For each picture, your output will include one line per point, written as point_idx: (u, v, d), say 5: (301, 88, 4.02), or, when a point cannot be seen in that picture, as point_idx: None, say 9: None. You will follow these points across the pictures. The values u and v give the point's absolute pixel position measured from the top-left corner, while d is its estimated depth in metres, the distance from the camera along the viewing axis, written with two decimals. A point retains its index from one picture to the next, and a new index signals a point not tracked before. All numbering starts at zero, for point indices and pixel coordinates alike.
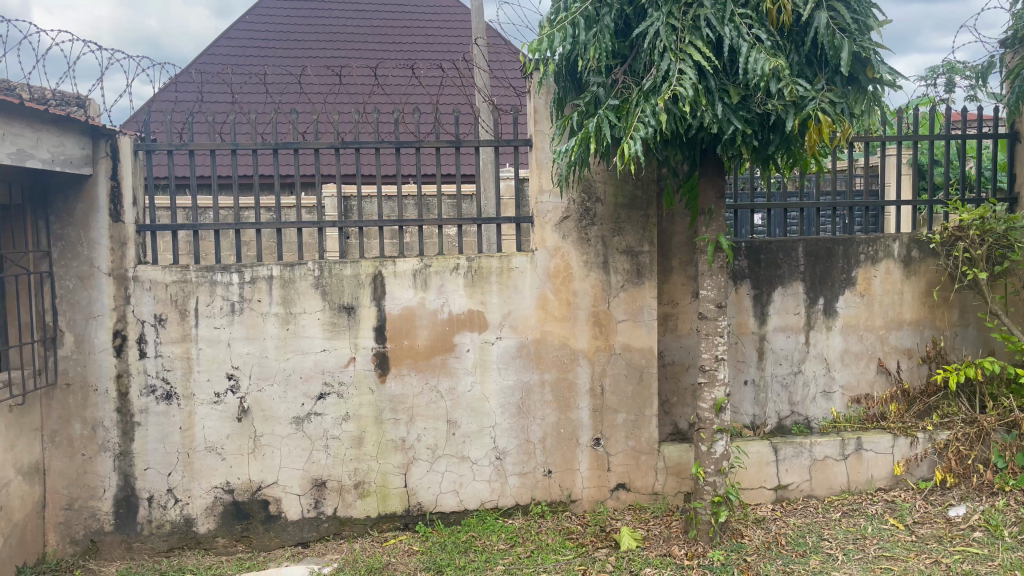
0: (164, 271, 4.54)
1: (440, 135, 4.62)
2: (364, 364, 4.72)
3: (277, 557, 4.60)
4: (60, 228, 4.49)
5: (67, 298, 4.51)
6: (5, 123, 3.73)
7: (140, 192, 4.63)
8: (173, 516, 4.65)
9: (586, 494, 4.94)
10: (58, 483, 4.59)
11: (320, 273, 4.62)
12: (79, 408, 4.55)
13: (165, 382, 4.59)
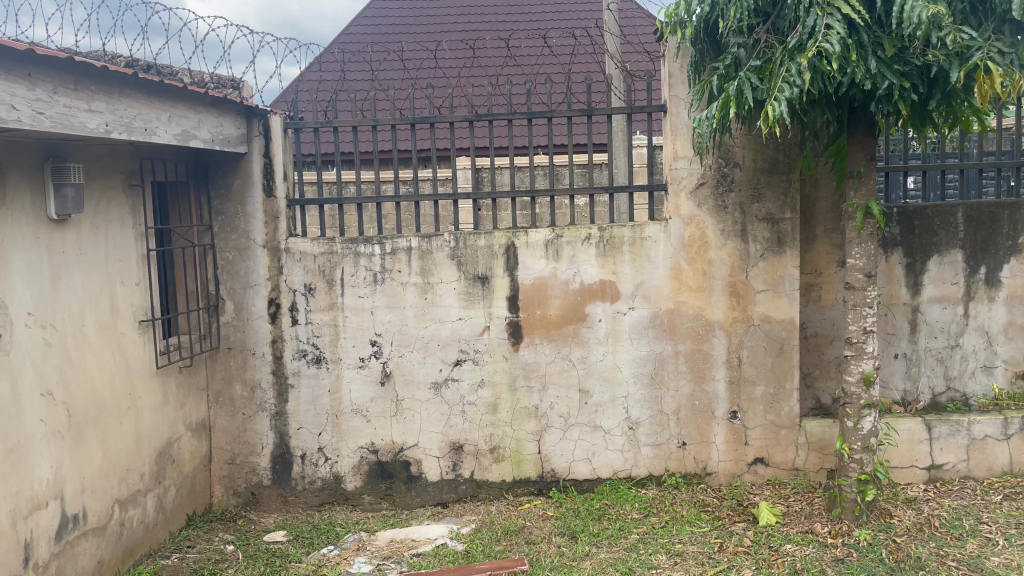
0: (313, 242, 4.79)
1: (572, 104, 4.57)
2: (499, 333, 4.81)
3: (419, 516, 4.81)
4: (221, 204, 4.82)
5: (228, 269, 4.86)
6: (172, 106, 4.03)
7: (290, 168, 4.89)
8: (323, 473, 4.95)
9: (722, 467, 4.85)
10: (222, 440, 4.99)
11: (456, 244, 4.74)
12: (240, 370, 4.92)
13: (315, 347, 4.87)
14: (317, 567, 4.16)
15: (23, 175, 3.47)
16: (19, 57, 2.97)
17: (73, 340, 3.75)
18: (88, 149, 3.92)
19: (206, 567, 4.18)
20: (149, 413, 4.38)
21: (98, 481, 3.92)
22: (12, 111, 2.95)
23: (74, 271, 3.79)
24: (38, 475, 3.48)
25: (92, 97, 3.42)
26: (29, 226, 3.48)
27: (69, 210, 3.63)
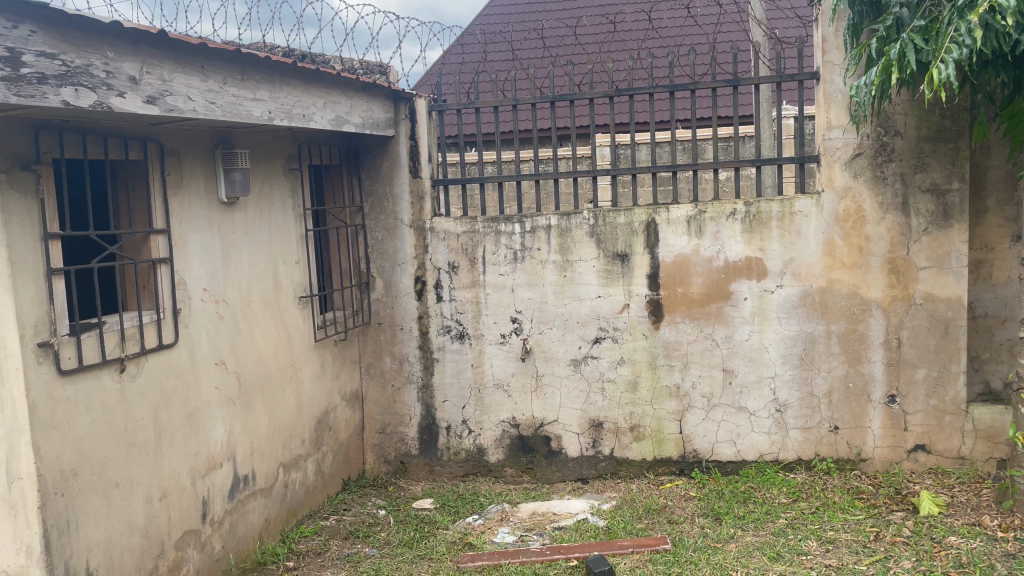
0: (456, 222, 4.92)
1: (717, 74, 4.40)
2: (639, 311, 4.77)
3: (559, 490, 4.88)
4: (370, 185, 5.05)
5: (377, 248, 5.08)
6: (326, 92, 4.23)
7: (435, 149, 5.03)
8: (467, 445, 5.11)
9: (878, 453, 4.61)
10: (373, 410, 5.25)
11: (595, 222, 4.73)
12: (389, 344, 5.15)
13: (458, 323, 5.01)
14: (463, 534, 4.31)
15: (198, 161, 3.76)
16: (192, 52, 3.20)
17: (242, 313, 4.05)
18: (253, 136, 4.19)
19: (361, 529, 4.44)
20: (309, 383, 4.67)
21: (265, 445, 4.23)
22: (188, 102, 3.19)
23: (242, 250, 4.08)
24: (214, 438, 3.80)
25: (256, 87, 3.65)
26: (203, 209, 3.78)
27: (237, 193, 3.90)
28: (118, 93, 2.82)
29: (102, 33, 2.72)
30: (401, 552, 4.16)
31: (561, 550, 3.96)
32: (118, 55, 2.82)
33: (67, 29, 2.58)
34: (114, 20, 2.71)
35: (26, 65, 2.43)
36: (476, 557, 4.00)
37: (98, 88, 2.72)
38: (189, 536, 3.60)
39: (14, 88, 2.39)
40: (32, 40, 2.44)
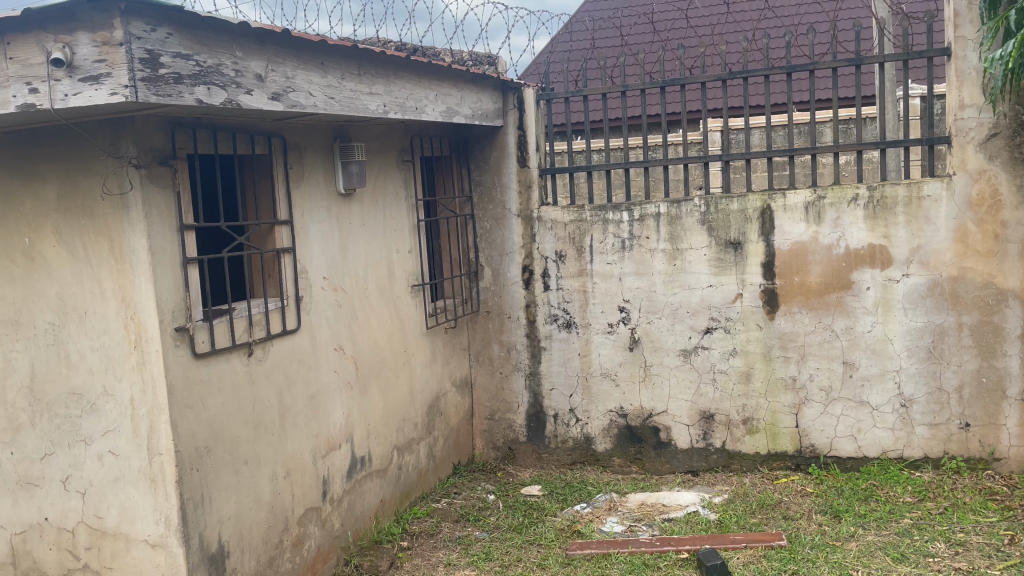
0: (564, 211, 4.92)
1: (838, 53, 4.21)
2: (752, 300, 4.64)
3: (669, 482, 4.83)
4: (479, 175, 5.12)
5: (486, 237, 5.15)
6: (438, 84, 4.31)
7: (542, 138, 5.05)
8: (575, 433, 5.12)
9: (1014, 453, 4.33)
10: (482, 397, 5.34)
11: (707, 209, 4.63)
12: (497, 332, 5.22)
13: (566, 312, 5.02)
14: (571, 522, 4.33)
15: (318, 154, 3.91)
16: (313, 49, 3.32)
17: (358, 301, 4.19)
18: (368, 129, 4.32)
19: (471, 513, 4.54)
20: (421, 368, 4.79)
21: (381, 428, 4.37)
22: (309, 97, 3.32)
23: (359, 239, 4.22)
24: (333, 420, 3.96)
25: (373, 81, 3.76)
26: (323, 200, 3.93)
27: (354, 184, 4.04)
28: (246, 90, 2.96)
29: (232, 33, 2.85)
30: (511, 537, 4.22)
31: (671, 542, 3.93)
32: (246, 54, 2.95)
33: (199, 31, 2.72)
34: (242, 21, 2.85)
35: (164, 67, 2.57)
36: (584, 544, 4.01)
37: (228, 86, 2.86)
38: (311, 513, 3.77)
39: (154, 88, 2.53)
40: (170, 42, 2.58)
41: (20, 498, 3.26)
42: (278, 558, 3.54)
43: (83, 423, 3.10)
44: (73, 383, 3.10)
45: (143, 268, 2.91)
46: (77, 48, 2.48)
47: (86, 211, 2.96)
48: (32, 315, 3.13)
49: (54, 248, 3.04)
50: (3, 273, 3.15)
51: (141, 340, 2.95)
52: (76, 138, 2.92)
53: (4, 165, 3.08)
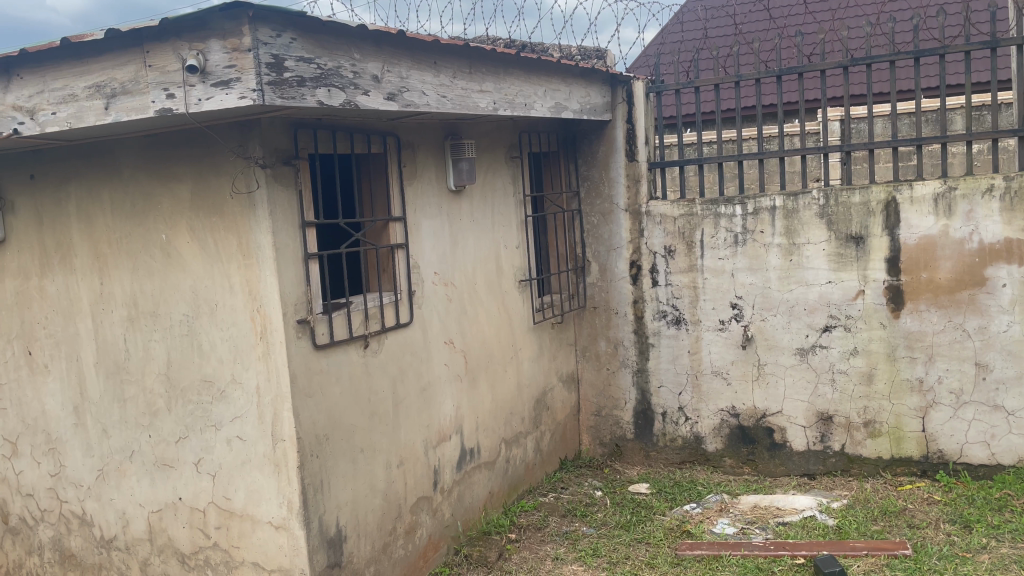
0: (673, 205, 4.84)
1: (971, 36, 3.92)
2: (875, 298, 4.43)
3: (784, 485, 4.68)
4: (587, 170, 5.11)
5: (593, 232, 5.13)
6: (547, 80, 4.32)
7: (652, 132, 4.98)
8: (684, 432, 5.04)
9: None
10: (589, 392, 5.34)
11: (826, 202, 4.45)
12: (604, 328, 5.20)
13: (675, 308, 4.94)
14: (681, 522, 4.27)
15: (430, 151, 4.00)
16: (427, 49, 3.39)
17: (468, 295, 4.26)
18: (478, 126, 4.38)
19: (578, 508, 4.55)
20: (528, 363, 4.83)
21: (489, 421, 4.44)
22: (422, 96, 3.39)
23: (468, 235, 4.29)
24: (444, 412, 4.04)
25: (483, 79, 3.80)
26: (434, 197, 4.01)
27: (464, 181, 4.11)
28: (363, 91, 3.05)
29: (350, 36, 2.95)
30: (618, 534, 4.20)
31: (786, 546, 3.81)
32: (364, 56, 3.05)
33: (321, 35, 2.83)
34: (360, 24, 2.94)
35: (289, 70, 2.69)
36: (694, 545, 3.95)
37: (347, 87, 2.96)
38: (422, 502, 3.87)
39: (279, 92, 2.65)
40: (293, 47, 2.69)
41: (157, 478, 3.48)
42: (392, 544, 3.65)
43: (214, 409, 3.29)
44: (205, 371, 3.29)
45: (268, 263, 3.05)
46: (209, 54, 2.62)
47: (217, 210, 3.14)
48: (168, 307, 3.34)
49: (188, 244, 3.24)
50: (143, 267, 3.37)
51: (266, 332, 3.10)
52: (207, 140, 3.09)
53: (142, 167, 3.28)
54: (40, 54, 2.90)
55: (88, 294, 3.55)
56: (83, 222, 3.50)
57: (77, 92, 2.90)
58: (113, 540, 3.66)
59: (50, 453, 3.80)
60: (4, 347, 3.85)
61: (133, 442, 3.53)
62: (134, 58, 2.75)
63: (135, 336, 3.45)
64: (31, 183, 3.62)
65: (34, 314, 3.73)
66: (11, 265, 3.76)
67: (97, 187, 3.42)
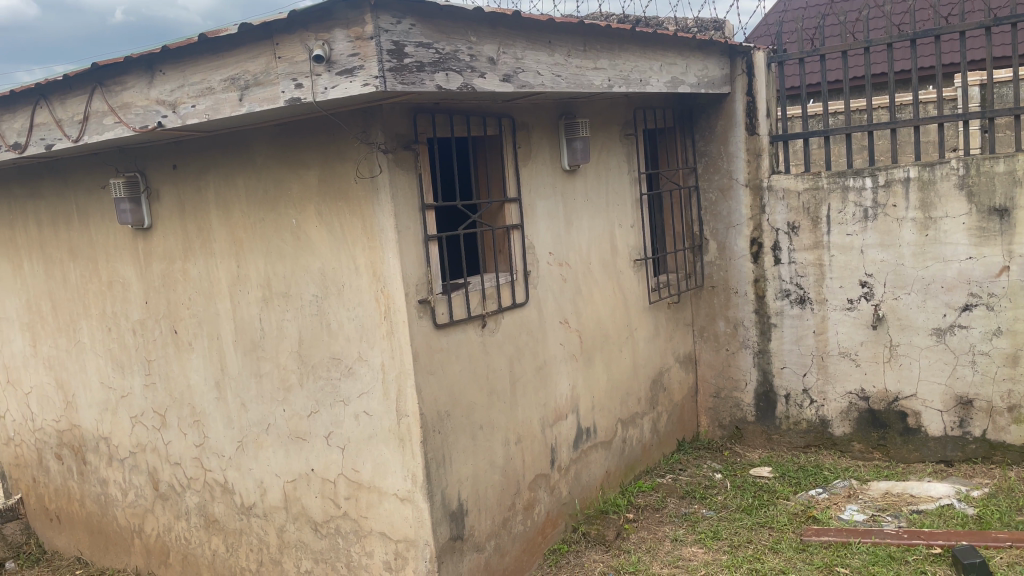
0: (797, 179, 4.66)
1: None
2: (1022, 274, 4.13)
3: (918, 472, 4.47)
4: (705, 145, 5.00)
5: (712, 209, 5.02)
6: (663, 54, 4.23)
7: (773, 104, 4.80)
8: (809, 415, 4.88)
9: None
10: (707, 373, 5.26)
11: (966, 172, 4.17)
12: (723, 307, 5.08)
13: (799, 287, 4.77)
14: (806, 507, 4.14)
15: (544, 131, 4.00)
16: (542, 29, 3.39)
17: (583, 275, 4.26)
18: (592, 104, 4.35)
19: (697, 491, 4.50)
20: (645, 342, 4.79)
21: (606, 401, 4.44)
22: (538, 76, 3.39)
23: (583, 215, 4.28)
24: (560, 391, 4.07)
25: (598, 56, 3.76)
26: (549, 177, 4.02)
27: (578, 160, 4.09)
28: (480, 74, 3.09)
29: (467, 19, 2.98)
30: (739, 517, 4.13)
31: (921, 535, 3.64)
32: (480, 39, 3.08)
33: (439, 21, 2.88)
34: (476, 7, 2.96)
35: (409, 56, 2.75)
36: (821, 531, 3.83)
37: (464, 71, 3.00)
38: (540, 479, 3.92)
39: (400, 78, 2.72)
40: (413, 33, 2.76)
41: (291, 450, 3.68)
42: (511, 519, 3.72)
43: (342, 385, 3.44)
44: (333, 348, 3.44)
45: (391, 244, 3.15)
46: (334, 44, 2.71)
47: (343, 194, 3.26)
48: (299, 288, 3.51)
49: (316, 228, 3.39)
50: (275, 251, 3.56)
51: (390, 312, 3.21)
52: (331, 128, 3.22)
53: (274, 154, 3.45)
54: (179, 50, 3.07)
55: (225, 277, 3.78)
56: (221, 209, 3.72)
57: (214, 85, 3.07)
58: (252, 507, 3.90)
59: (195, 424, 4.08)
60: (153, 326, 4.15)
61: (269, 416, 3.74)
62: (265, 50, 2.88)
63: (269, 315, 3.65)
64: (174, 172, 3.86)
65: (178, 295, 4.00)
66: (157, 250, 4.04)
67: (233, 175, 3.63)
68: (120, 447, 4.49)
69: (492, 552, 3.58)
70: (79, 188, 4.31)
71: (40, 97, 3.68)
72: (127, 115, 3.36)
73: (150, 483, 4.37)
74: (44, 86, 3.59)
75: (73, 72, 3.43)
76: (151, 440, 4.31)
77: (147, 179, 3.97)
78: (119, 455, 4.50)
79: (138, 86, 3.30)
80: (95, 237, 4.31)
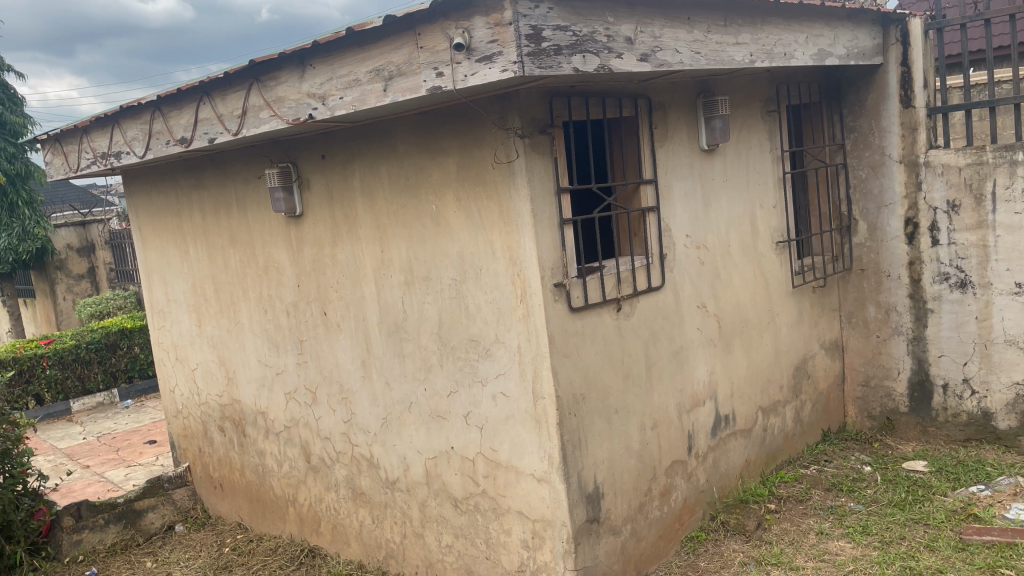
0: (958, 153, 4.38)
1: None
2: None
3: None
4: (854, 120, 4.78)
5: (861, 187, 4.80)
6: (809, 25, 4.04)
7: (931, 74, 4.51)
8: (970, 408, 4.60)
9: None
10: (855, 361, 5.02)
11: None
12: (874, 292, 4.85)
13: (960, 270, 4.49)
14: (966, 504, 3.90)
15: (682, 111, 3.91)
16: (681, 5, 3.31)
17: (722, 259, 4.15)
18: (732, 81, 4.22)
19: (845, 483, 4.32)
20: (788, 328, 4.62)
21: (746, 388, 4.31)
22: (676, 55, 3.31)
23: (722, 196, 4.16)
24: (698, 376, 4.00)
25: (739, 30, 3.64)
26: (686, 157, 3.93)
27: (717, 139, 3.97)
28: (617, 55, 3.05)
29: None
30: (892, 512, 3.94)
31: None
32: (618, 19, 3.04)
33: (577, 3, 2.86)
34: None
35: (546, 40, 2.76)
36: (983, 530, 3.61)
37: (601, 52, 2.97)
38: (678, 465, 3.87)
39: (538, 62, 2.73)
40: (551, 16, 2.75)
41: (432, 428, 3.81)
42: (648, 504, 3.69)
43: (480, 366, 3.52)
44: (472, 331, 3.53)
45: (527, 228, 3.18)
46: (474, 31, 2.75)
47: (480, 179, 3.32)
48: (438, 272, 3.61)
49: (455, 213, 3.47)
50: (416, 236, 3.67)
51: (527, 295, 3.24)
52: (470, 114, 3.27)
53: (415, 142, 3.56)
54: (328, 44, 3.22)
55: (370, 262, 3.95)
56: (366, 196, 3.88)
57: (360, 77, 3.19)
58: (396, 482, 4.07)
59: (343, 401, 4.30)
60: (304, 308, 4.40)
61: (411, 395, 3.89)
62: (408, 41, 2.96)
63: (411, 298, 3.78)
64: (323, 162, 4.06)
65: (328, 279, 4.21)
66: (308, 236, 4.26)
67: (377, 164, 3.77)
68: (275, 422, 4.79)
69: (629, 535, 3.57)
70: (238, 179, 4.61)
71: (204, 95, 3.96)
72: (282, 108, 3.56)
73: (303, 456, 4.64)
74: (207, 83, 3.86)
75: (232, 69, 3.66)
76: (304, 415, 4.57)
77: (298, 169, 4.20)
78: (275, 428, 4.80)
79: (291, 80, 3.48)
80: (252, 225, 4.60)
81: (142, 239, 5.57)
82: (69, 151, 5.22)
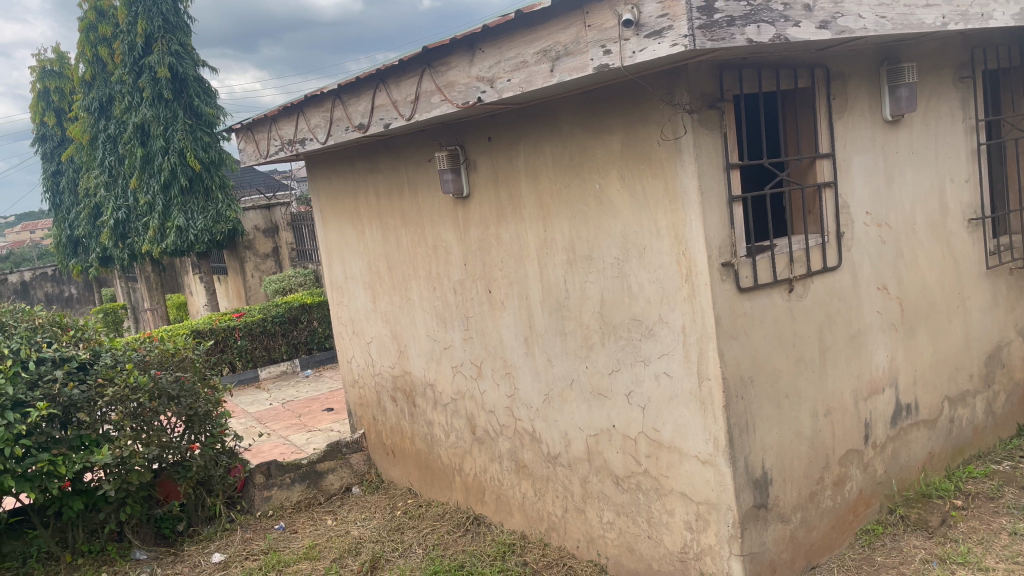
0: None
1: None
2: None
3: None
4: None
5: None
6: None
7: None
8: None
9: None
10: None
11: None
12: None
13: None
14: None
15: (864, 80, 3.69)
16: None
17: (906, 238, 3.89)
18: (920, 46, 3.93)
19: None
20: (979, 313, 4.28)
21: (930, 375, 4.03)
22: (859, 21, 3.11)
23: (908, 170, 3.89)
24: (877, 362, 3.78)
25: None
26: (868, 129, 3.71)
27: (903, 109, 3.72)
28: (794, 23, 2.89)
29: None
30: None
31: None
32: None
33: None
34: None
35: (718, 11, 2.66)
36: None
37: (777, 21, 2.83)
38: (853, 455, 3.69)
39: (709, 34, 2.65)
40: None
41: (594, 406, 3.85)
42: (820, 493, 3.55)
43: (643, 345, 3.51)
44: (634, 310, 3.52)
45: (694, 206, 3.11)
46: (643, 6, 2.72)
47: (646, 157, 3.29)
48: (602, 251, 3.62)
49: (619, 192, 3.46)
50: (579, 215, 3.70)
51: (692, 275, 3.19)
52: (637, 91, 3.24)
53: (579, 122, 3.57)
54: (497, 28, 3.30)
55: (534, 241, 4.02)
56: (531, 177, 3.94)
57: (528, 59, 3.24)
58: (558, 457, 4.15)
59: (507, 376, 4.42)
60: (470, 285, 4.55)
61: (573, 371, 3.94)
62: (576, 20, 2.97)
63: (574, 277, 3.82)
64: (489, 144, 4.16)
65: (493, 258, 4.33)
66: (475, 217, 4.40)
67: (541, 144, 3.82)
68: (443, 394, 5.00)
69: (798, 524, 3.46)
70: (409, 161, 4.82)
71: (380, 82, 4.18)
72: (452, 92, 3.69)
73: (468, 428, 4.83)
74: (384, 71, 4.07)
75: (407, 57, 3.83)
76: (469, 388, 4.74)
77: (466, 152, 4.33)
78: (443, 400, 5.02)
79: (461, 65, 3.60)
80: (423, 207, 4.81)
81: (323, 220, 5.95)
82: (259, 139, 5.66)
